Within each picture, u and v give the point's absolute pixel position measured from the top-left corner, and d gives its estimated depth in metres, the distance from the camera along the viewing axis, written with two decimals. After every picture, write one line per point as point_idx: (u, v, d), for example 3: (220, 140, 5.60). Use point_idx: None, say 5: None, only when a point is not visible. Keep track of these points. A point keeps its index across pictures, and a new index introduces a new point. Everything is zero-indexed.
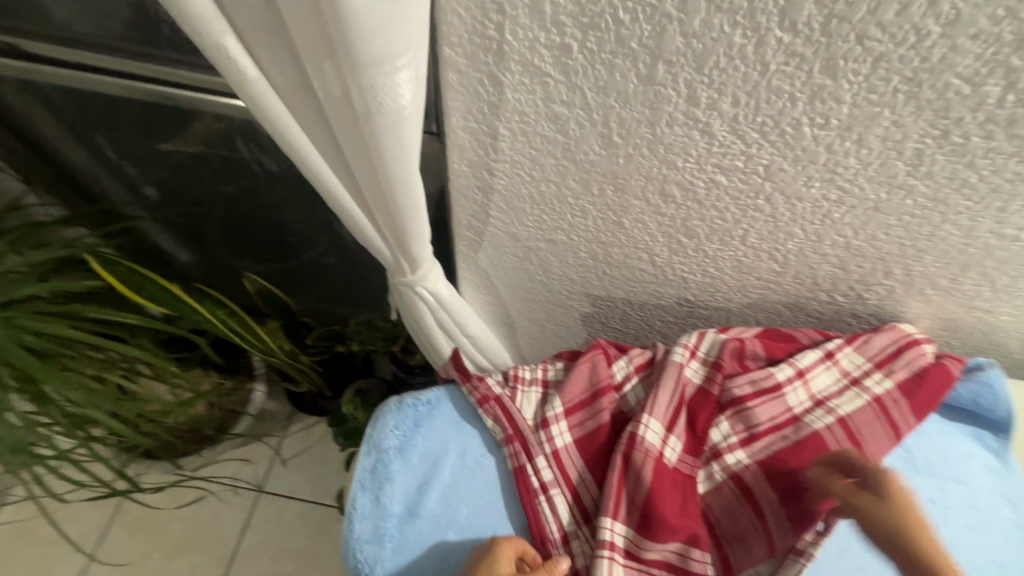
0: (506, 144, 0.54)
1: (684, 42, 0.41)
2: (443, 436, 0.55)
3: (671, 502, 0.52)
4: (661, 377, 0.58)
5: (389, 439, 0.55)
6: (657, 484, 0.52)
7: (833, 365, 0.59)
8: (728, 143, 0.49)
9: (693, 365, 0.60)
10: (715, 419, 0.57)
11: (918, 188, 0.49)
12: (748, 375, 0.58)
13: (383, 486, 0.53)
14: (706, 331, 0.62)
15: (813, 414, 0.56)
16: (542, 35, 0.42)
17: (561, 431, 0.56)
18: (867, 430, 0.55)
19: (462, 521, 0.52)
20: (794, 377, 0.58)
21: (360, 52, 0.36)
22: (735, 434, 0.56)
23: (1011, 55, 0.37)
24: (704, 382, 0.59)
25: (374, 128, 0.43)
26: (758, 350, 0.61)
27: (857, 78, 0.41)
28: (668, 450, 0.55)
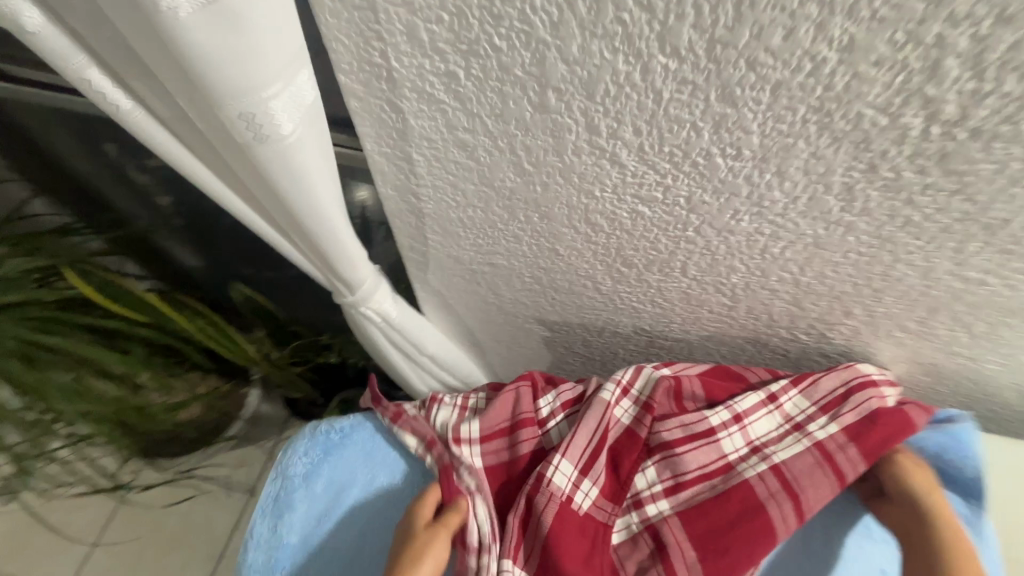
0: (423, 169, 0.53)
1: (567, 68, 0.38)
2: (350, 467, 0.56)
3: (573, 548, 0.49)
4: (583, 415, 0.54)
5: (296, 466, 0.56)
6: (559, 528, 0.49)
7: (775, 410, 0.54)
8: (642, 173, 0.45)
9: (624, 405, 0.56)
10: (640, 462, 0.53)
11: (858, 225, 0.44)
12: (679, 418, 0.54)
13: (283, 514, 0.54)
14: (643, 367, 0.58)
15: (746, 462, 0.52)
16: (426, 62, 0.41)
17: (473, 454, 0.55)
18: (807, 479, 0.49)
19: (357, 553, 0.52)
20: (730, 422, 0.54)
21: (219, 85, 0.36)
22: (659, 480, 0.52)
23: (924, 84, 0.32)
24: (634, 422, 0.55)
25: (258, 156, 0.42)
26: (696, 391, 0.56)
27: (759, 107, 0.37)
28: (581, 494, 0.51)
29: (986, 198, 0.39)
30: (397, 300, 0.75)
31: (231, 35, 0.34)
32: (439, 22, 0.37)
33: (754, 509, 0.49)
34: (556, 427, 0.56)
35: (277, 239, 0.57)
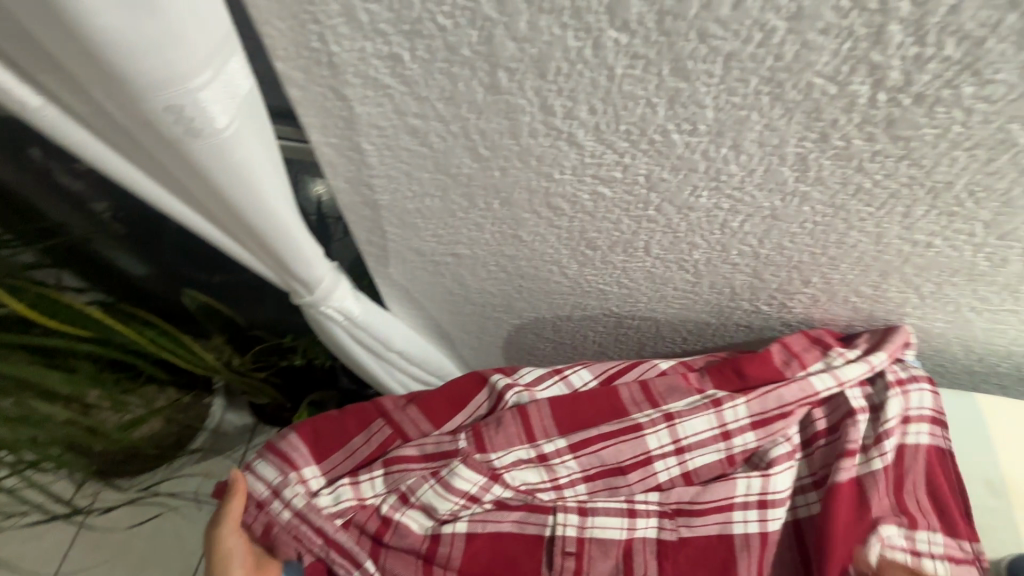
0: (375, 159, 0.51)
1: (515, 47, 0.37)
2: None
3: (408, 457, 0.54)
4: (535, 431, 0.55)
5: None
6: (376, 427, 0.56)
7: (716, 412, 0.56)
8: (600, 153, 0.45)
9: (562, 385, 0.59)
10: (624, 479, 0.55)
11: (813, 195, 0.45)
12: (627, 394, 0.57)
13: None
14: (602, 372, 0.59)
15: (666, 460, 0.55)
16: (369, 45, 0.39)
17: (314, 474, 0.54)
18: (673, 395, 0.57)
19: None
20: (659, 419, 0.55)
21: (138, 77, 0.33)
22: (620, 475, 0.55)
23: (870, 51, 0.33)
24: (582, 441, 0.55)
25: (194, 153, 0.40)
26: (670, 380, 0.57)
27: (712, 79, 0.36)
28: (515, 482, 0.55)
29: (931, 162, 0.39)
30: (359, 296, 0.72)
31: (146, 18, 0.31)
32: (378, 1, 0.35)
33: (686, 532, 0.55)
34: (516, 475, 0.54)
35: (222, 236, 0.54)
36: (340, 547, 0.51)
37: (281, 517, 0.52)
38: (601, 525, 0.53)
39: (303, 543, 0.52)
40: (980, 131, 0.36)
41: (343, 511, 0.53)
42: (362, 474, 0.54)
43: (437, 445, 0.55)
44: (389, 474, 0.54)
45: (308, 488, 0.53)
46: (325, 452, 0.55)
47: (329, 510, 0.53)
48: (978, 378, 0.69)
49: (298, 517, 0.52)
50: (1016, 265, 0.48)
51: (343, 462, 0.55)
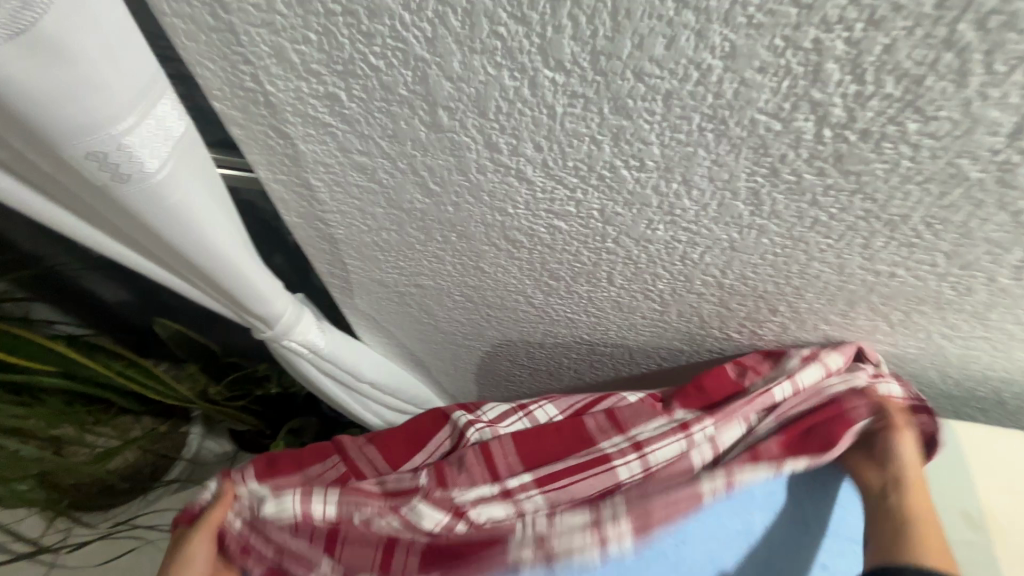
0: (325, 195, 0.49)
1: (452, 86, 0.36)
2: None
3: (365, 489, 0.53)
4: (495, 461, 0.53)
5: None
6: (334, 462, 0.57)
7: (687, 438, 0.53)
8: (551, 189, 0.43)
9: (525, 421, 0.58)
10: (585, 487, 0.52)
11: (770, 228, 0.44)
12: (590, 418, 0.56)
13: None
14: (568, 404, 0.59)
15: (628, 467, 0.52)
16: (304, 84, 0.38)
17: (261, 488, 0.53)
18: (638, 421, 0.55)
19: None
20: (627, 449, 0.53)
21: (54, 125, 0.32)
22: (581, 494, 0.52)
23: (809, 88, 0.32)
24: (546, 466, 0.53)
25: (123, 197, 0.38)
26: (635, 406, 0.56)
27: (654, 117, 0.35)
28: (480, 518, 0.51)
29: (884, 196, 0.38)
30: (324, 328, 0.70)
31: (54, 67, 0.29)
32: (307, 42, 0.34)
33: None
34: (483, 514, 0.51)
35: (171, 276, 0.53)
36: (291, 547, 0.53)
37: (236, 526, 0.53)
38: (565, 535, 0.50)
39: (255, 547, 0.53)
40: (930, 166, 0.35)
41: (286, 522, 0.52)
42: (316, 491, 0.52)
43: (397, 481, 0.54)
44: (342, 508, 0.52)
45: (255, 503, 0.53)
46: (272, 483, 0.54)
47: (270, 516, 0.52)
48: (956, 402, 0.67)
49: (248, 525, 0.53)
50: (982, 294, 0.47)
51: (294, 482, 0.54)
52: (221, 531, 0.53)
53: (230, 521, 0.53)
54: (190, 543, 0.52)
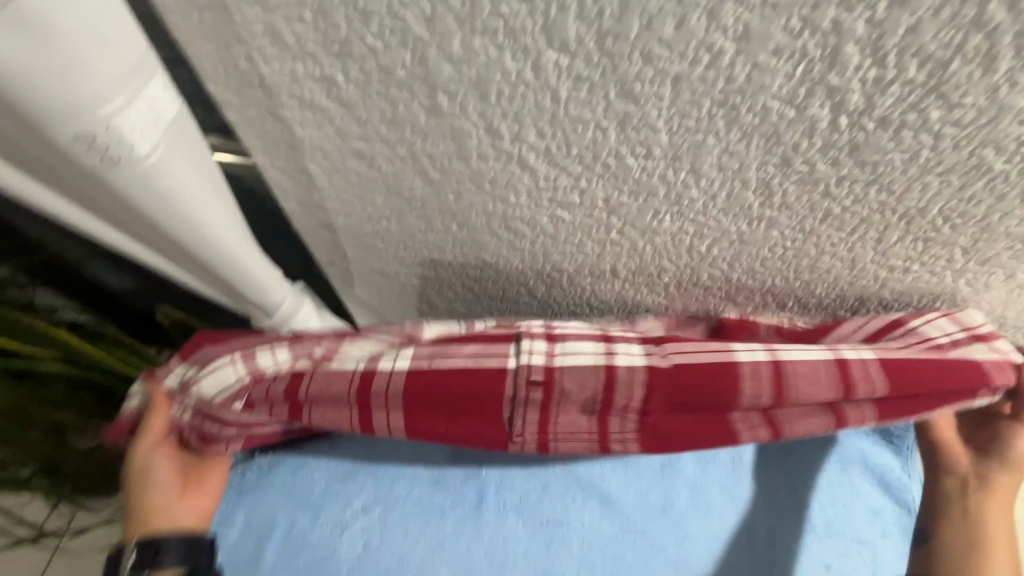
0: (324, 182, 0.48)
1: (452, 68, 0.34)
2: (265, 507, 0.54)
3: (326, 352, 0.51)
4: (471, 385, 0.47)
5: (248, 513, 0.54)
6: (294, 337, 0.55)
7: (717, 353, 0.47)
8: (554, 177, 0.42)
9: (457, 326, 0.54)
10: (611, 428, 0.48)
11: (781, 220, 0.42)
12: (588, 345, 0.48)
13: (251, 541, 0.52)
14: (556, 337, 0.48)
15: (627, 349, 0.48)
16: (299, 66, 0.36)
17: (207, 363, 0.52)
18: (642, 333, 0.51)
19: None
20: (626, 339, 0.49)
21: (37, 104, 0.31)
22: (582, 418, 0.48)
23: (827, 73, 0.30)
24: (541, 402, 0.47)
25: (114, 180, 0.37)
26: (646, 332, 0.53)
27: (662, 102, 0.34)
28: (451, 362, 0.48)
29: (902, 188, 0.37)
30: (324, 317, 0.69)
31: (38, 43, 0.28)
32: (302, 21, 0.33)
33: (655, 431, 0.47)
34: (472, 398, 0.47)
35: (168, 262, 0.52)
36: (252, 423, 0.51)
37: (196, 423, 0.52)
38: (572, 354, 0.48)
39: (212, 433, 0.52)
40: (951, 156, 0.34)
41: (235, 394, 0.50)
42: (257, 352, 0.51)
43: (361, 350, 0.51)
44: (294, 363, 0.50)
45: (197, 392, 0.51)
46: (209, 361, 0.51)
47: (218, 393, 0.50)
48: None
49: (198, 415, 0.52)
50: (1000, 290, 0.46)
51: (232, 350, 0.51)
52: (172, 428, 0.54)
53: (173, 418, 0.53)
54: (150, 450, 0.53)
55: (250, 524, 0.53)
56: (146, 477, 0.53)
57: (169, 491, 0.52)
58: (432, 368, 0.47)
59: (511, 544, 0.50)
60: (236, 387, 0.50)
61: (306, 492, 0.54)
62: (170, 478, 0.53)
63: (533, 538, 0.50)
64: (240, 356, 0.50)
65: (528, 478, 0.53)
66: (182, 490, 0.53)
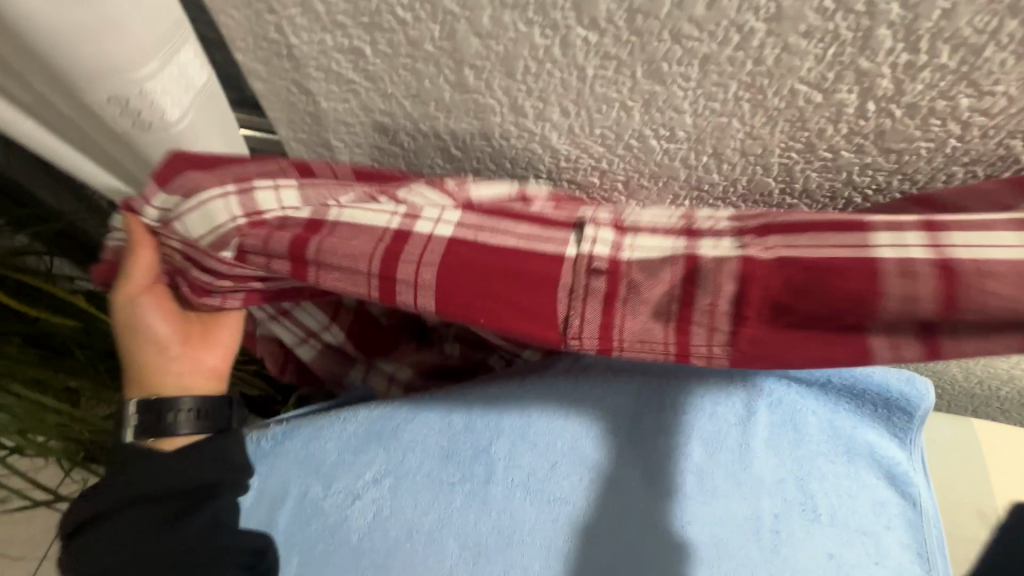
0: (345, 156, 0.49)
1: (480, 43, 0.34)
2: (281, 473, 0.55)
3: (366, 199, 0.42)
4: (518, 268, 0.38)
5: (264, 478, 0.56)
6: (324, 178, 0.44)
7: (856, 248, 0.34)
8: (575, 157, 0.42)
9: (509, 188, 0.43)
10: (692, 339, 0.37)
11: (800, 208, 0.42)
12: (662, 238, 0.39)
13: (268, 504, 0.55)
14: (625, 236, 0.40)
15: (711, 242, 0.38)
16: (328, 37, 0.37)
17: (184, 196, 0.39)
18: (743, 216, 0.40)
19: (308, 539, 0.52)
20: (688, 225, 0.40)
21: (79, 68, 0.32)
22: (654, 323, 0.38)
23: (857, 57, 0.30)
24: (607, 291, 0.38)
25: (142, 142, 0.39)
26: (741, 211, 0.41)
27: (689, 83, 0.34)
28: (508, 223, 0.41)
29: (925, 177, 0.37)
30: None
31: (82, 14, 0.29)
32: None
33: (751, 343, 0.36)
34: (522, 269, 0.38)
35: None
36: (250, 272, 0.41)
37: (185, 265, 0.43)
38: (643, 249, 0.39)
39: (205, 281, 0.42)
40: (978, 146, 0.33)
41: (225, 239, 0.39)
42: (256, 184, 0.40)
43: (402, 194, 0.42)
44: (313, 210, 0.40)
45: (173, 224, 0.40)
46: (189, 189, 0.39)
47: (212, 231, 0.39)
48: (978, 400, 0.66)
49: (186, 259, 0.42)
50: None
51: (221, 174, 0.40)
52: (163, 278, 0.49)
53: (160, 264, 0.47)
54: (134, 300, 0.51)
55: (266, 489, 0.56)
56: (138, 328, 0.53)
57: (169, 346, 0.55)
58: (478, 241, 0.39)
59: (517, 517, 0.51)
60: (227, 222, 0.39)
61: (318, 458, 0.55)
62: (160, 330, 0.54)
63: (540, 513, 0.51)
64: (235, 190, 0.39)
65: (536, 452, 0.53)
66: (183, 338, 0.55)
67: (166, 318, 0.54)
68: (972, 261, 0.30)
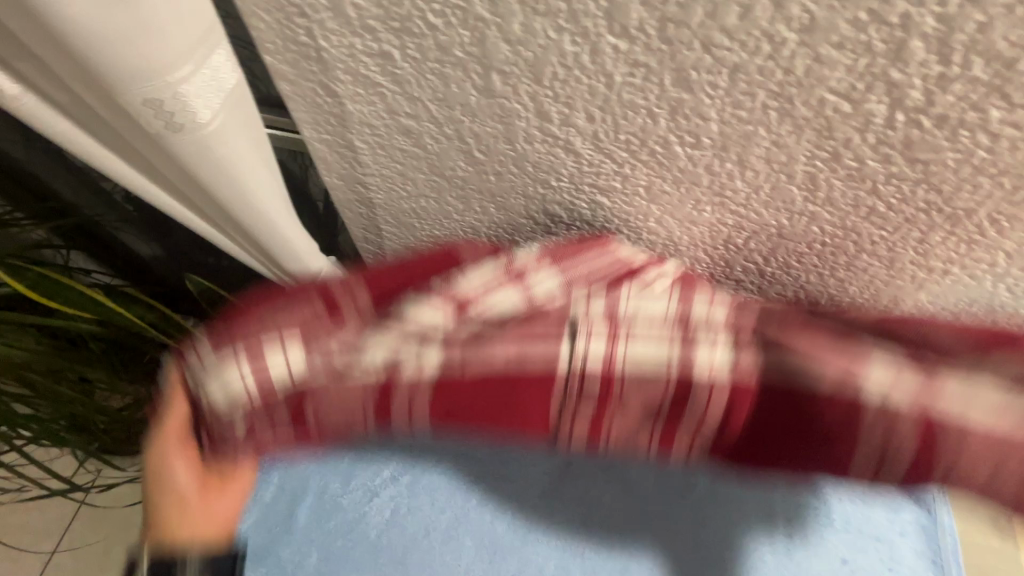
0: (368, 157, 0.49)
1: (510, 49, 0.35)
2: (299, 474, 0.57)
3: (388, 293, 0.46)
4: (517, 382, 0.40)
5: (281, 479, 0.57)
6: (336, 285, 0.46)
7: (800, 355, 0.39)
8: (598, 162, 0.43)
9: (516, 291, 0.45)
10: (676, 435, 0.41)
11: (822, 216, 0.42)
12: (659, 349, 0.41)
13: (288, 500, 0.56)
14: (621, 333, 0.41)
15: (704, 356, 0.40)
16: (357, 41, 0.37)
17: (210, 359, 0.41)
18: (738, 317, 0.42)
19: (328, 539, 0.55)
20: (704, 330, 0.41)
21: (113, 68, 0.32)
22: (644, 421, 0.41)
23: (889, 68, 0.30)
24: (598, 396, 0.40)
25: (174, 145, 0.39)
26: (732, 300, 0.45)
27: (717, 92, 0.34)
28: (489, 304, 0.44)
29: (951, 188, 0.37)
30: None
31: (119, 12, 0.30)
32: None
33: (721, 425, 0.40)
34: (513, 396, 0.40)
35: (213, 229, 0.54)
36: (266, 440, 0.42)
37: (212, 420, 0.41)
38: (638, 356, 0.40)
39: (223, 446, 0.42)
40: (1006, 158, 0.33)
41: (242, 403, 0.40)
42: (267, 344, 0.41)
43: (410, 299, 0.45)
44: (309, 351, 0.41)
45: (201, 391, 0.41)
46: (228, 340, 0.41)
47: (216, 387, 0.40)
48: None
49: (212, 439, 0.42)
50: None
51: (258, 331, 0.41)
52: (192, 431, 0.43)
53: (195, 413, 0.43)
54: (166, 450, 0.43)
55: (284, 487, 0.57)
56: (164, 478, 0.44)
57: (194, 501, 0.44)
58: (464, 377, 0.40)
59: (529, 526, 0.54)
60: (246, 394, 0.40)
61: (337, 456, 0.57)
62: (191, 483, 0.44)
63: (550, 520, 0.55)
64: (253, 351, 0.40)
65: (578, 502, 0.55)
66: (201, 493, 0.44)
67: (192, 470, 0.44)
68: (951, 420, 0.35)
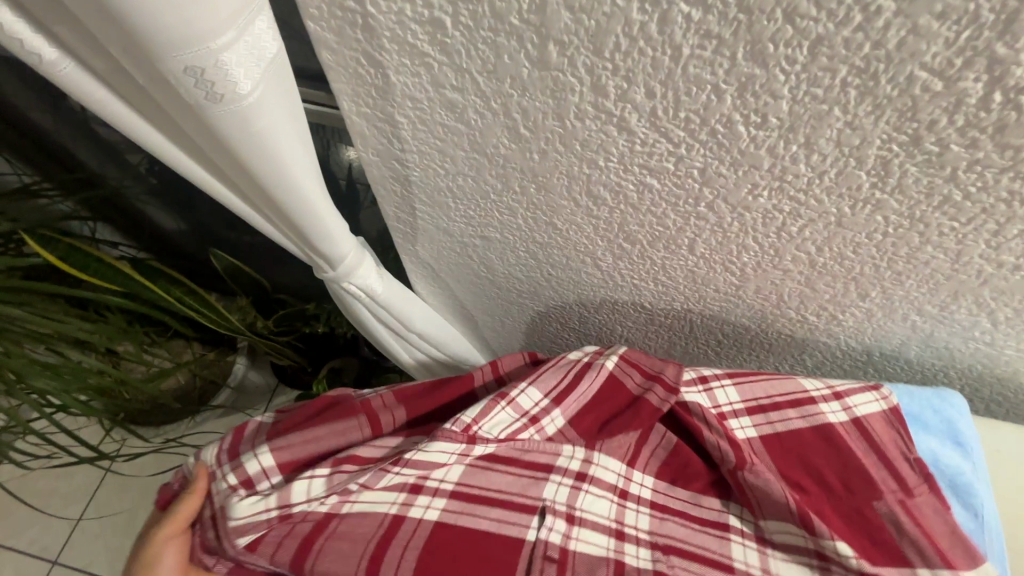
0: (407, 133, 0.48)
1: (571, 17, 0.33)
2: None
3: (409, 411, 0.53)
4: (483, 543, 0.47)
5: None
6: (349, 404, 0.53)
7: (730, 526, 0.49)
8: (652, 142, 0.40)
9: (510, 412, 0.51)
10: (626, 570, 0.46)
11: (889, 204, 0.40)
12: (600, 538, 0.48)
13: None
14: (576, 515, 0.49)
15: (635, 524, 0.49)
16: (408, 7, 0.35)
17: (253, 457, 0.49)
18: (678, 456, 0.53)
19: None
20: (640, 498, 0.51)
21: (154, 35, 0.30)
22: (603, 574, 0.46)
23: (994, 42, 0.27)
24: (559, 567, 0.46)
25: (214, 117, 0.37)
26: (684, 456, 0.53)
27: (793, 67, 0.32)
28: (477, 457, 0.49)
29: None
30: (384, 272, 0.67)
31: None
32: None
33: None
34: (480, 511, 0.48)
35: (246, 207, 0.53)
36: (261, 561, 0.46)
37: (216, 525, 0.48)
38: (585, 539, 0.48)
39: None
40: None
41: (252, 527, 0.46)
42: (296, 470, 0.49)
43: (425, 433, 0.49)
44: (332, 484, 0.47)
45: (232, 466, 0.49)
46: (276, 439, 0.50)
47: (239, 521, 0.46)
48: None
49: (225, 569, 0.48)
50: None
51: (287, 442, 0.49)
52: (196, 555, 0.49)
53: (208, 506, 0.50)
54: (165, 541, 0.49)
55: None
56: None
57: None
58: (457, 525, 0.47)
59: None
60: (262, 518, 0.46)
61: None
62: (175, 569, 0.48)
63: None
64: (288, 464, 0.49)
65: None
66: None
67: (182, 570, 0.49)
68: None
